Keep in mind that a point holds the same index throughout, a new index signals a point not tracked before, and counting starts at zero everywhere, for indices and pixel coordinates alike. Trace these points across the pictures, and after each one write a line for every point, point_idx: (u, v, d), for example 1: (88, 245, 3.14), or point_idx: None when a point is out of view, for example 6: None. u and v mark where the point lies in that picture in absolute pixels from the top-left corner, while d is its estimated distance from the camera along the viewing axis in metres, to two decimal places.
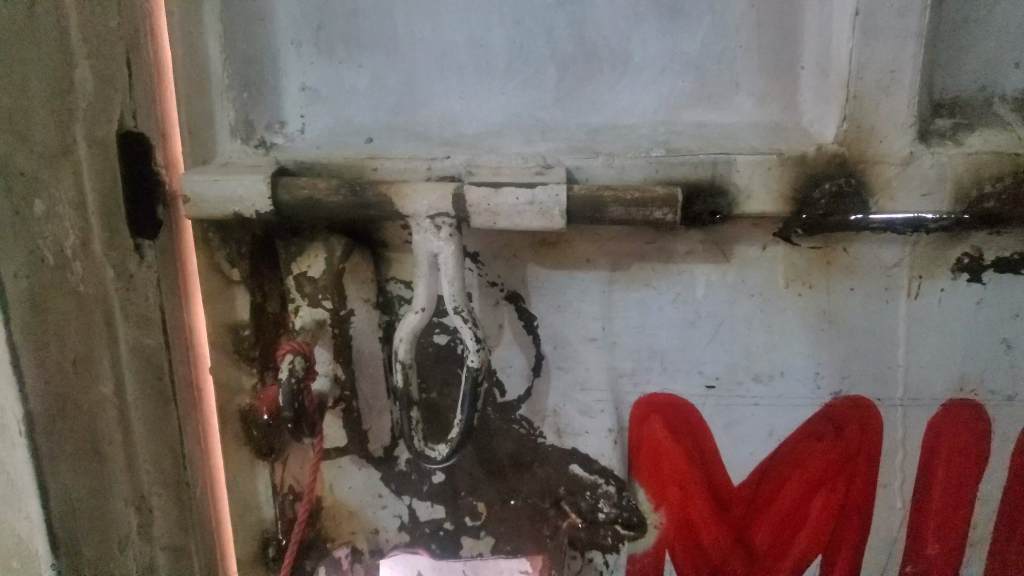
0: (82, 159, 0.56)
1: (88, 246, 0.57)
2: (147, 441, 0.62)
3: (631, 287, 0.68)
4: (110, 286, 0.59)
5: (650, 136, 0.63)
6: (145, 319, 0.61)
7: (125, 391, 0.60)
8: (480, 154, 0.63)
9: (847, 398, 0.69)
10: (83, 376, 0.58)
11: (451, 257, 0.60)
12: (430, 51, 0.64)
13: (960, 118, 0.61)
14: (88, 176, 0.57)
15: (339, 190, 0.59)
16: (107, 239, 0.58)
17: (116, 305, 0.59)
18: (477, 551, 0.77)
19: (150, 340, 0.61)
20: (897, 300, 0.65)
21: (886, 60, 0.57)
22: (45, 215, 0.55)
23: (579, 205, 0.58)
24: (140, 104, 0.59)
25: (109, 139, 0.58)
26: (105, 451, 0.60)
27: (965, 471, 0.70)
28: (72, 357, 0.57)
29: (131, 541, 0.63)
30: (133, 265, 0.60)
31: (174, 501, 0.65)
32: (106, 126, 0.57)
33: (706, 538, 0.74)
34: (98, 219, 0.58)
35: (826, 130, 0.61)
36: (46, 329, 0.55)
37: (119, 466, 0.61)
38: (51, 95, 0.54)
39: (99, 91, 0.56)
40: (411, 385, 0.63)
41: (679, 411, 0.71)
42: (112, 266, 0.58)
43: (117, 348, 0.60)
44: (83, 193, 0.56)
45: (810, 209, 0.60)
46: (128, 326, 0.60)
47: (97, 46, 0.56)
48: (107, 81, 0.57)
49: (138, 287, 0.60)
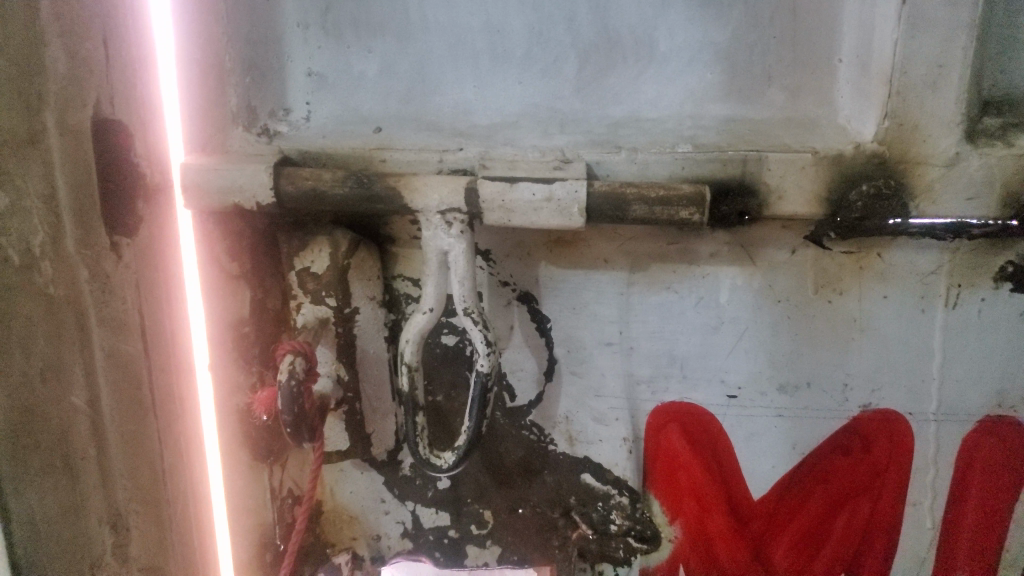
0: (53, 147, 0.51)
1: (59, 246, 0.52)
2: (123, 456, 0.57)
3: (651, 290, 0.64)
4: (84, 287, 0.53)
5: (676, 130, 0.59)
6: (122, 324, 0.55)
7: (100, 402, 0.56)
8: (495, 145, 0.59)
9: (877, 411, 0.65)
10: (51, 385, 0.54)
11: (463, 255, 0.56)
12: (443, 37, 0.60)
13: (1010, 117, 0.57)
14: (61, 168, 0.51)
15: (345, 181, 0.56)
16: (80, 237, 0.53)
17: (90, 306, 0.54)
18: (482, 561, 0.74)
19: (127, 345, 0.56)
20: (934, 310, 0.62)
21: (933, 53, 0.53)
22: (10, 208, 0.51)
23: (600, 202, 0.54)
24: (119, 87, 0.53)
25: (82, 126, 0.52)
26: (77, 465, 0.56)
27: (1001, 491, 0.66)
28: (40, 367, 0.54)
29: (105, 563, 0.58)
30: (109, 265, 0.54)
31: (154, 521, 0.60)
32: (82, 111, 0.51)
33: (723, 554, 0.70)
34: (70, 214, 0.52)
35: (865, 128, 0.57)
36: (10, 337, 0.52)
37: (93, 481, 0.57)
38: (18, 77, 0.49)
39: (72, 72, 0.50)
40: (417, 389, 0.60)
41: (699, 422, 0.67)
42: (86, 266, 0.53)
43: (90, 356, 0.55)
44: (53, 184, 0.51)
45: (846, 211, 0.56)
46: (104, 331, 0.55)
47: (71, 25, 0.50)
48: (81, 60, 0.51)
49: (115, 290, 0.54)
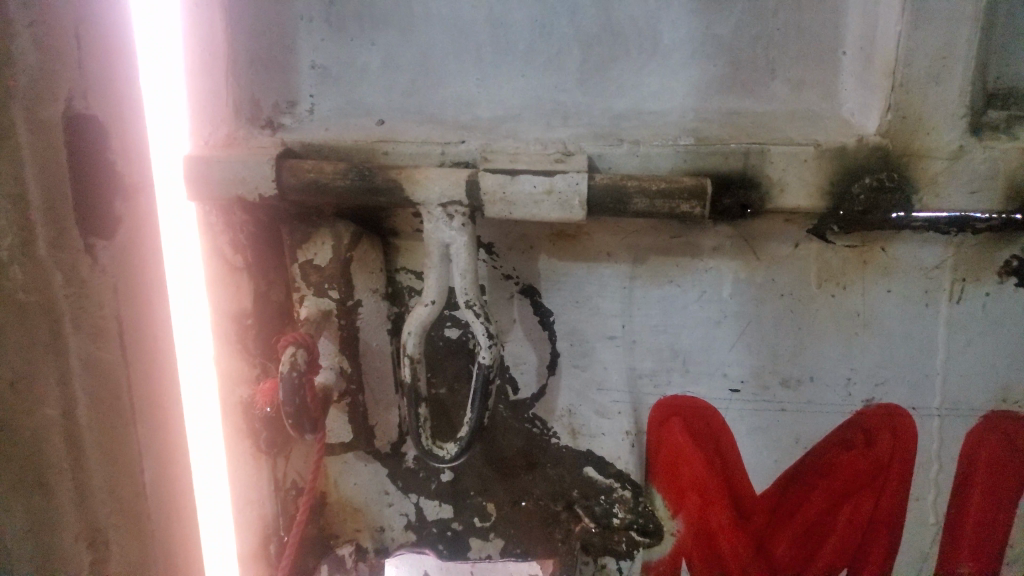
0: (21, 144, 0.50)
1: (30, 248, 0.51)
2: (102, 466, 0.56)
3: (653, 283, 0.64)
4: (58, 293, 0.52)
5: (678, 123, 0.59)
6: (99, 331, 0.54)
7: (77, 412, 0.55)
8: (497, 138, 0.59)
9: (880, 406, 0.65)
10: (23, 395, 0.53)
11: (464, 248, 0.56)
12: (447, 30, 0.60)
13: (1015, 109, 0.56)
14: (31, 165, 0.50)
15: (347, 174, 0.56)
16: (52, 239, 0.51)
17: (66, 314, 0.53)
18: (485, 553, 0.74)
19: (104, 354, 0.55)
20: (938, 304, 0.61)
21: (937, 45, 0.52)
22: None
23: (601, 195, 0.54)
24: (93, 83, 0.51)
25: (53, 123, 0.50)
26: (50, 477, 0.55)
27: (1005, 487, 0.66)
28: (10, 376, 0.53)
29: None
30: (85, 269, 0.53)
31: (136, 534, 0.59)
32: (52, 106, 0.50)
33: (726, 548, 0.70)
34: (41, 215, 0.51)
35: (867, 121, 0.57)
36: None
37: (68, 493, 0.56)
38: None
39: (43, 66, 0.49)
40: (419, 381, 0.60)
41: (700, 415, 0.68)
42: (60, 271, 0.52)
43: (66, 364, 0.54)
44: (23, 185, 0.50)
45: (849, 205, 0.56)
46: (80, 339, 0.54)
47: (40, 15, 0.48)
48: (52, 51, 0.49)
49: (90, 295, 0.53)
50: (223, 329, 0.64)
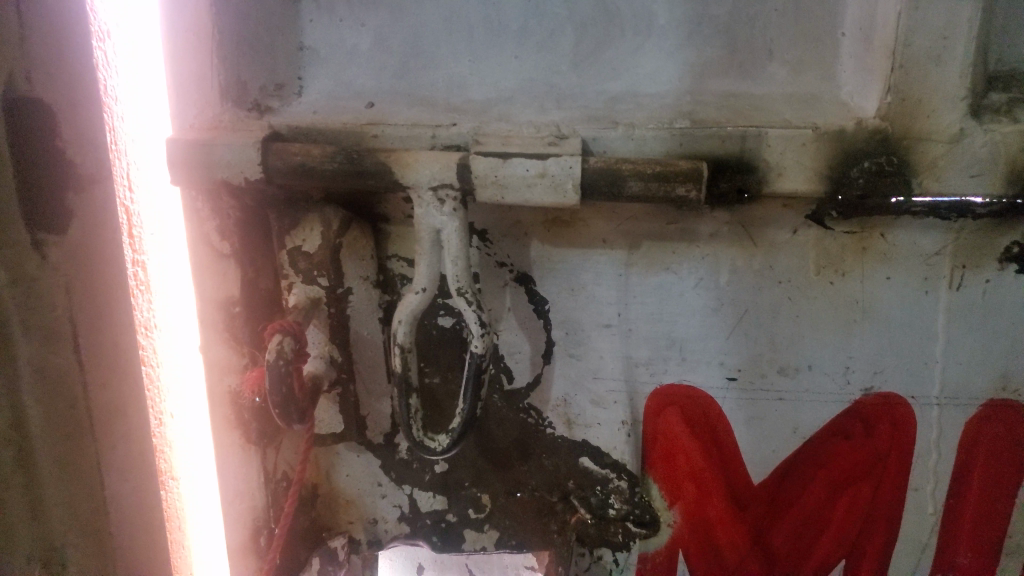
0: None
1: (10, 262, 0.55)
2: (58, 474, 0.59)
3: (649, 271, 0.63)
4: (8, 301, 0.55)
5: (673, 105, 0.57)
6: (50, 334, 0.56)
7: (28, 419, 0.58)
8: (490, 121, 0.58)
9: (879, 394, 0.64)
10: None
11: (456, 234, 0.55)
12: (438, 11, 0.59)
13: (1017, 92, 0.55)
14: None
15: (335, 156, 0.55)
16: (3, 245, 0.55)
17: (18, 319, 0.56)
18: (480, 545, 0.73)
19: (59, 357, 0.57)
20: (938, 292, 0.61)
21: (939, 25, 0.51)
22: None
23: (595, 179, 0.53)
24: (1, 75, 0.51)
25: None
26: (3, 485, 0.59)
27: (1004, 476, 0.65)
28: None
29: None
30: (37, 271, 0.55)
31: (95, 546, 0.61)
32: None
33: (723, 539, 0.69)
34: None
35: (866, 104, 0.56)
36: None
37: (22, 497, 0.60)
38: None
39: None
40: (410, 371, 0.59)
41: (696, 404, 0.67)
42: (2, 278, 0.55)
43: (19, 372, 0.57)
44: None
45: (847, 189, 0.55)
46: (30, 345, 0.57)
47: None
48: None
49: (44, 299, 0.56)
50: (212, 317, 0.63)
